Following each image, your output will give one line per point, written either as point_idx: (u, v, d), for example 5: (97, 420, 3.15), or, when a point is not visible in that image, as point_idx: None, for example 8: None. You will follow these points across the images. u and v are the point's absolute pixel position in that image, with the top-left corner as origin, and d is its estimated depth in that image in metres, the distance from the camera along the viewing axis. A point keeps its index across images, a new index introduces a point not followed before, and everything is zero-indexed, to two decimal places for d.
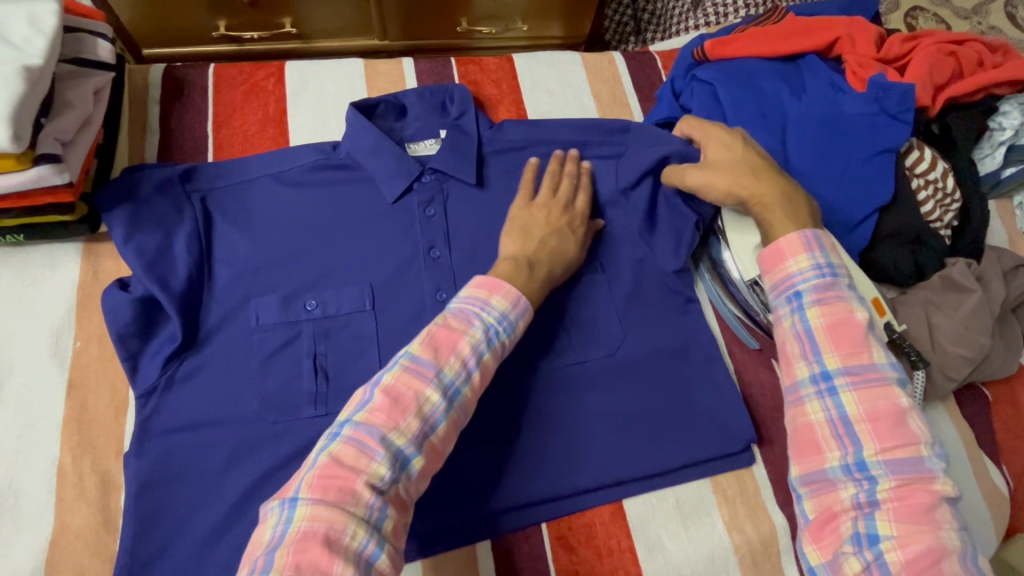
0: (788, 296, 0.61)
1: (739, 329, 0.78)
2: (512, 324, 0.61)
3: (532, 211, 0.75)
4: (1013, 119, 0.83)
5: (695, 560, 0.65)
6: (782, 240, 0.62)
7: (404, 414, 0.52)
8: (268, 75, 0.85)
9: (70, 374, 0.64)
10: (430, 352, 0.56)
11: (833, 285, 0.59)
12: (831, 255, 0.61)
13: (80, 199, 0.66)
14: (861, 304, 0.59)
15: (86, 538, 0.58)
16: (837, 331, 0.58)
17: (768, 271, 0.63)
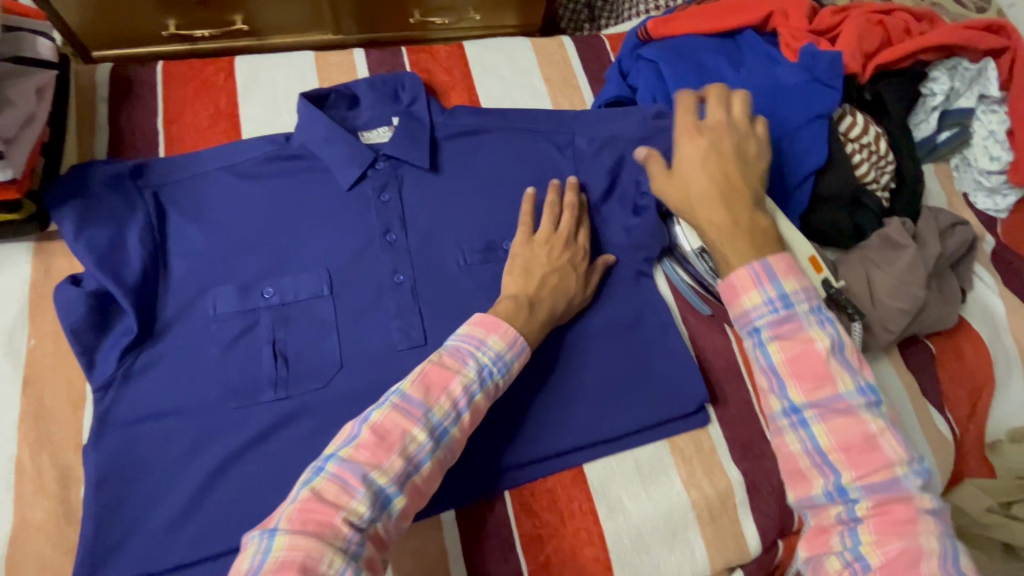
0: (747, 332, 0.57)
1: (693, 297, 0.80)
2: (507, 365, 0.60)
3: (533, 245, 0.73)
4: (943, 85, 0.89)
5: (655, 517, 0.67)
6: (733, 275, 0.58)
7: (389, 452, 0.51)
8: (217, 70, 0.85)
9: (25, 371, 0.64)
10: (421, 391, 0.55)
11: (789, 318, 0.55)
12: (784, 285, 0.56)
13: (27, 197, 0.66)
14: (823, 331, 0.54)
15: (48, 530, 0.58)
16: (797, 367, 0.54)
17: (727, 305, 0.59)
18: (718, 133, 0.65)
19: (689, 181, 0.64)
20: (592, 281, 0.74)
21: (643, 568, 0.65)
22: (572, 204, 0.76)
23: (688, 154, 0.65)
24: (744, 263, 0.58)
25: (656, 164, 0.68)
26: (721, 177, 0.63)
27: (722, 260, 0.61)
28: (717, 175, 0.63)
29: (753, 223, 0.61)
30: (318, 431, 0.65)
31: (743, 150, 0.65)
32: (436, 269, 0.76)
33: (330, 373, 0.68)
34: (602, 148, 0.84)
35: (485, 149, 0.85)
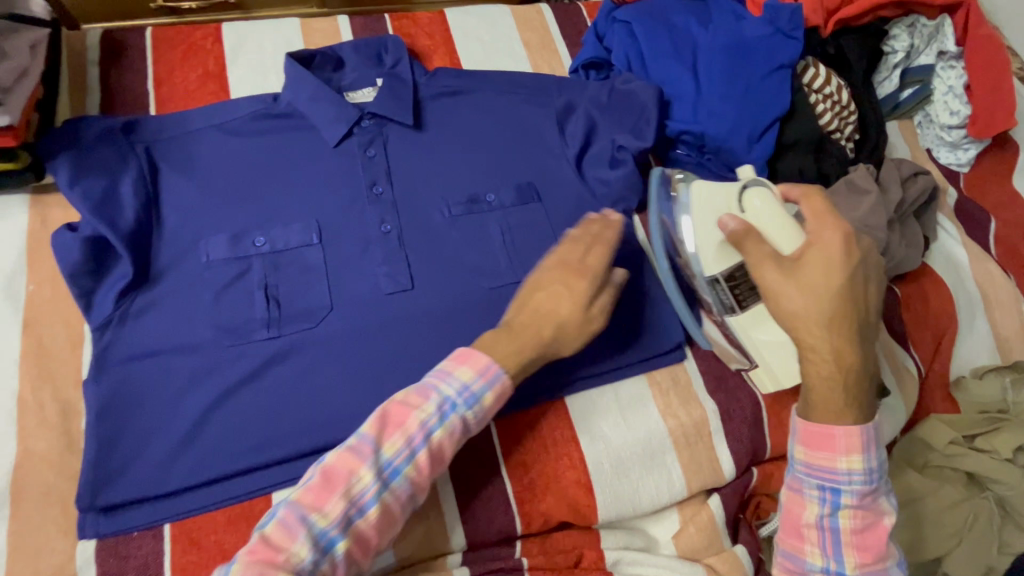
0: (826, 487, 0.58)
1: (685, 314, 0.76)
2: (475, 397, 0.58)
3: (540, 274, 0.67)
4: (903, 42, 0.93)
5: (633, 443, 0.71)
6: (840, 427, 0.57)
7: (331, 495, 0.53)
8: (205, 35, 0.88)
9: (25, 315, 0.66)
10: (375, 430, 0.56)
11: (873, 492, 0.57)
12: (881, 458, 0.57)
13: (22, 147, 0.68)
14: (892, 509, 0.59)
15: (51, 460, 0.61)
16: (863, 537, 0.58)
17: (813, 451, 0.58)
18: (864, 246, 0.58)
19: (821, 293, 0.56)
20: (594, 306, 0.66)
21: (623, 489, 0.69)
22: (594, 230, 0.70)
23: (831, 263, 0.57)
24: (854, 420, 0.57)
25: (762, 246, 0.60)
26: (857, 303, 0.57)
27: (824, 392, 0.57)
28: (853, 298, 0.56)
29: (870, 364, 0.58)
30: (311, 368, 0.68)
31: (874, 271, 0.59)
32: (422, 220, 0.79)
33: (321, 314, 0.71)
34: (580, 108, 0.88)
35: (466, 108, 0.88)
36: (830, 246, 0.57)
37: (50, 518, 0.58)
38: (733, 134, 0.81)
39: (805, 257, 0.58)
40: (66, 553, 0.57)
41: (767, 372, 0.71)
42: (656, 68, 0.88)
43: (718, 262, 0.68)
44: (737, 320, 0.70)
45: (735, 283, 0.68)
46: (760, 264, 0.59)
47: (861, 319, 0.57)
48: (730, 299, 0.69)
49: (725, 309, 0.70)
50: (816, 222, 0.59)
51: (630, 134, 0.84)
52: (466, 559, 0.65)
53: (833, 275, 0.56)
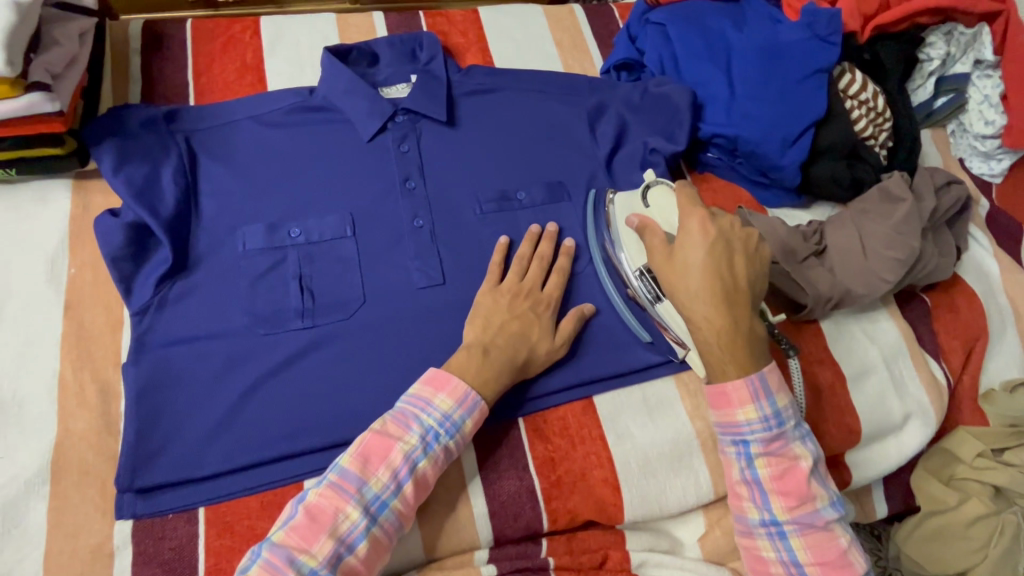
0: (736, 441, 0.62)
1: (629, 318, 0.74)
2: (456, 424, 0.61)
3: (497, 297, 0.70)
4: (939, 49, 0.93)
5: (660, 444, 0.70)
6: (730, 384, 0.61)
7: (318, 535, 0.53)
8: (244, 28, 0.89)
9: (67, 297, 0.68)
10: (359, 465, 0.56)
11: (779, 436, 0.61)
12: (777, 402, 0.61)
13: (69, 133, 0.70)
14: (807, 450, 0.62)
15: (90, 440, 0.62)
16: (783, 483, 0.61)
17: (717, 411, 0.63)
18: (728, 225, 0.65)
19: (690, 269, 0.62)
20: (559, 334, 0.70)
21: (650, 491, 0.69)
22: (547, 254, 0.75)
23: (693, 240, 0.63)
24: (743, 375, 0.61)
25: (654, 236, 0.66)
26: (721, 272, 0.62)
27: (713, 359, 0.62)
28: (718, 268, 0.62)
29: (751, 330, 0.62)
30: (342, 358, 0.68)
31: (744, 242, 0.64)
32: (453, 215, 0.79)
33: (354, 306, 0.71)
34: (612, 109, 0.88)
35: (499, 106, 0.88)
36: (692, 226, 0.64)
37: (88, 498, 0.59)
38: (766, 137, 0.81)
39: (680, 242, 0.64)
40: (103, 532, 0.58)
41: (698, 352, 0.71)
42: (689, 70, 0.88)
43: (639, 254, 0.74)
44: (666, 306, 0.71)
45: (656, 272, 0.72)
46: (651, 249, 0.66)
47: (735, 290, 0.62)
48: (653, 289, 0.72)
49: (653, 300, 0.72)
50: (684, 206, 0.66)
51: (662, 137, 0.85)
52: (492, 556, 0.65)
53: (697, 252, 0.63)
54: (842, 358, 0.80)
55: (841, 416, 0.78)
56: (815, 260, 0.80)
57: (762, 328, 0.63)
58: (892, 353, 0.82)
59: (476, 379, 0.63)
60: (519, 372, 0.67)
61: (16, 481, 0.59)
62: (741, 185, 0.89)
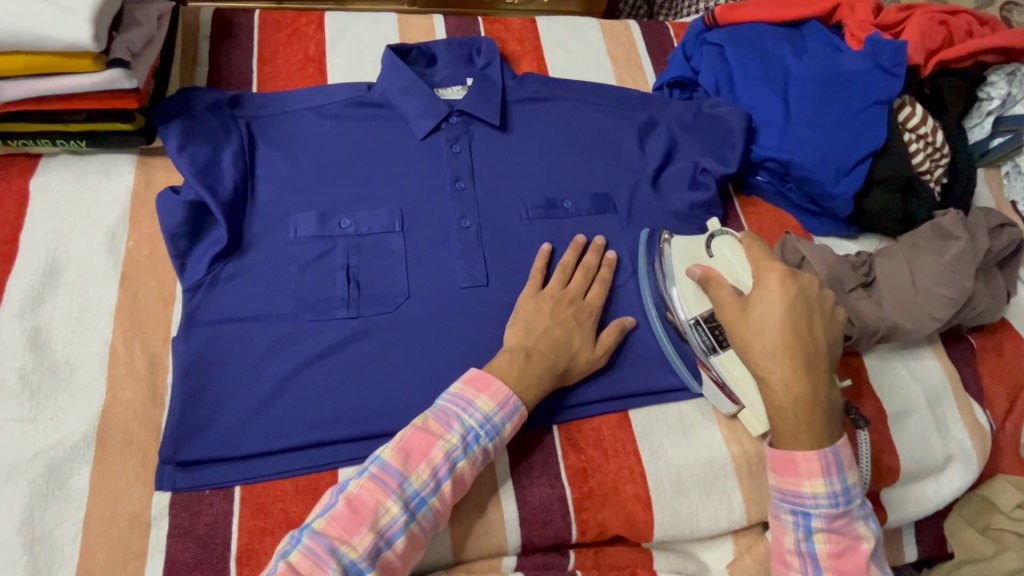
0: (796, 510, 0.59)
1: (679, 364, 0.72)
2: (496, 427, 0.60)
3: (540, 304, 0.70)
4: (1000, 90, 0.89)
5: (695, 465, 0.69)
6: (799, 453, 0.58)
7: (360, 527, 0.53)
8: (309, 22, 0.92)
9: (123, 268, 0.69)
10: (401, 460, 0.56)
11: (844, 514, 0.58)
12: (848, 480, 0.58)
13: (140, 110, 0.72)
14: (870, 532, 0.58)
15: (136, 409, 0.63)
16: (841, 562, 0.58)
17: (778, 477, 0.60)
18: (809, 283, 0.61)
19: (766, 328, 0.59)
20: (601, 345, 0.70)
21: (681, 511, 0.67)
22: (592, 264, 0.75)
23: (771, 299, 0.60)
24: (815, 446, 0.58)
25: (722, 289, 0.65)
26: (802, 335, 0.59)
27: (784, 429, 0.59)
28: (799, 331, 0.59)
29: (828, 399, 0.59)
30: (383, 351, 0.68)
31: (825, 305, 0.61)
32: (500, 219, 0.78)
33: (398, 300, 0.71)
34: (664, 125, 0.88)
35: (552, 113, 0.88)
36: (770, 284, 0.61)
37: (130, 467, 0.60)
38: (822, 165, 0.80)
39: (755, 299, 0.61)
40: (142, 502, 0.59)
41: (753, 412, 0.68)
42: (745, 92, 0.87)
43: (696, 303, 0.71)
44: (720, 360, 0.69)
45: (714, 322, 0.69)
46: (722, 302, 0.64)
47: (813, 355, 0.58)
48: (710, 340, 0.69)
49: (708, 350, 0.69)
50: (761, 263, 0.63)
51: (713, 158, 0.84)
52: (520, 563, 0.64)
53: (775, 312, 0.60)
54: (883, 394, 0.79)
55: (881, 452, 0.76)
56: (863, 291, 0.78)
57: (837, 394, 0.60)
58: (936, 393, 0.80)
59: (517, 383, 0.63)
60: (560, 380, 0.66)
61: (63, 444, 0.60)
62: (788, 210, 0.89)
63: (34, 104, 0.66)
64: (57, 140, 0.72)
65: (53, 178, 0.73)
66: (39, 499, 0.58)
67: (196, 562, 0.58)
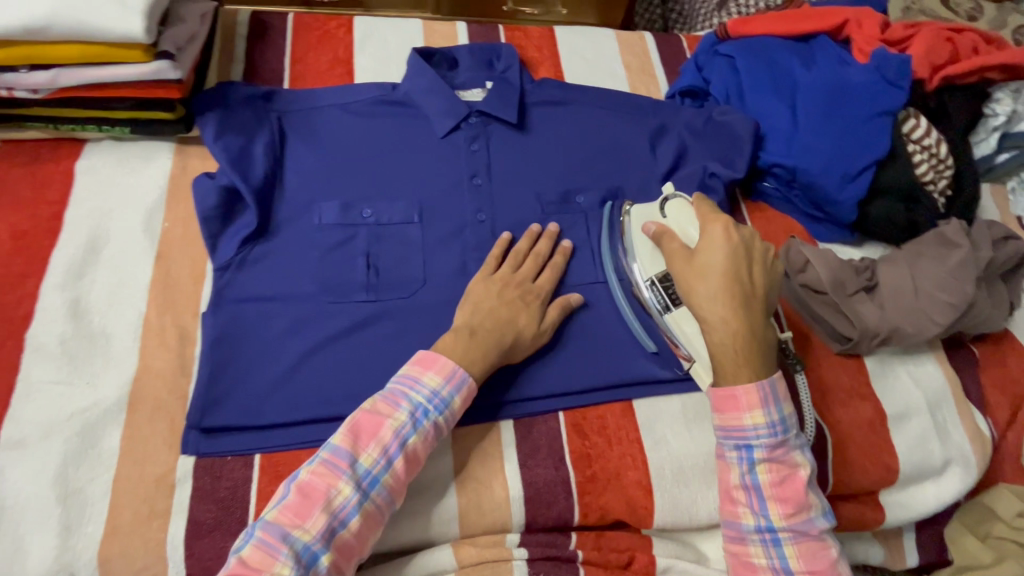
0: (739, 444, 0.62)
1: (637, 328, 0.75)
2: (445, 401, 0.62)
3: (489, 285, 0.72)
4: (1005, 106, 0.90)
5: (696, 455, 0.71)
6: (740, 388, 0.62)
7: (311, 511, 0.54)
8: (339, 25, 0.97)
9: (158, 247, 0.74)
10: (350, 441, 0.58)
11: (783, 442, 0.62)
12: (783, 410, 0.62)
13: (180, 101, 0.77)
14: (805, 459, 0.62)
15: (165, 377, 0.67)
16: (783, 490, 0.61)
17: (721, 415, 0.63)
18: (748, 233, 0.68)
19: (710, 271, 0.65)
20: (546, 319, 0.72)
21: (681, 499, 0.69)
22: (544, 250, 0.77)
23: (713, 246, 0.66)
24: (753, 379, 0.62)
25: (674, 241, 0.70)
26: (739, 278, 0.65)
27: (726, 366, 0.63)
28: (737, 272, 0.65)
29: (763, 336, 0.64)
30: (399, 334, 0.72)
31: (766, 255, 0.67)
32: (513, 214, 0.82)
33: (415, 286, 0.74)
34: (674, 131, 0.91)
35: (567, 116, 0.91)
36: (713, 234, 0.67)
37: (158, 431, 0.64)
38: (826, 171, 0.83)
39: (700, 249, 0.67)
40: (168, 464, 0.63)
41: (702, 364, 0.70)
42: (755, 102, 0.91)
43: (651, 265, 0.74)
44: (673, 317, 0.72)
45: (668, 281, 0.73)
46: (672, 254, 0.69)
47: (750, 297, 0.64)
48: (664, 298, 0.73)
49: (662, 309, 0.73)
50: (705, 215, 0.70)
51: (722, 163, 0.87)
52: (523, 541, 0.67)
53: (719, 259, 0.65)
54: (883, 395, 0.80)
55: (880, 452, 0.78)
56: (864, 295, 0.81)
57: (773, 332, 0.65)
58: (937, 398, 0.81)
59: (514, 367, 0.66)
60: (506, 355, 0.68)
61: (97, 406, 0.64)
62: (794, 217, 0.91)
63: (85, 91, 0.72)
64: (103, 126, 0.77)
65: (96, 160, 0.78)
66: (73, 456, 0.61)
67: (216, 523, 0.61)
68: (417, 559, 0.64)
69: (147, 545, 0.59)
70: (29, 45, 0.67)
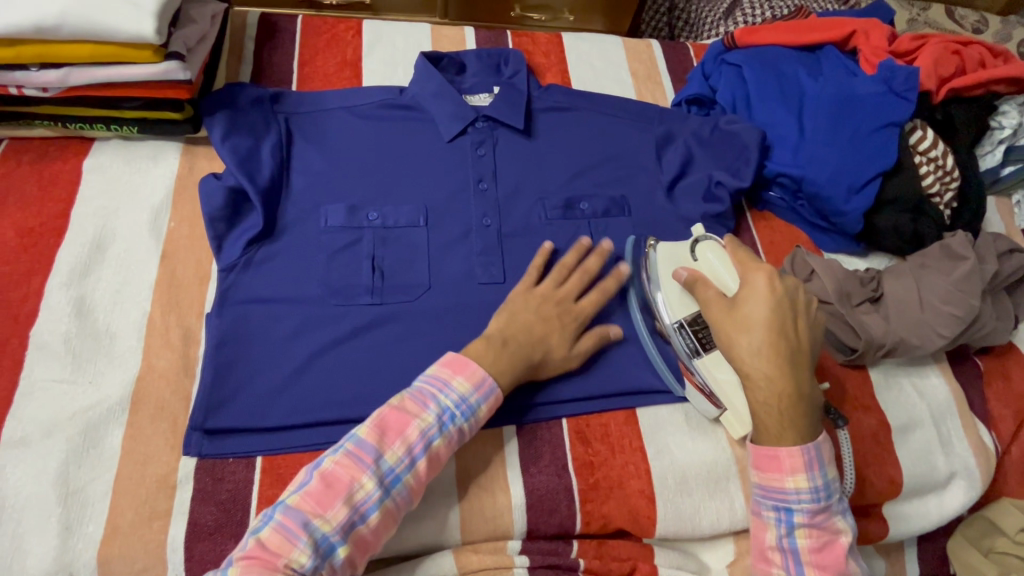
0: (780, 506, 0.61)
1: (662, 368, 0.74)
2: (471, 408, 0.62)
3: (527, 298, 0.72)
4: (1012, 118, 0.90)
5: (699, 465, 0.71)
6: (784, 450, 0.60)
7: (334, 502, 0.54)
8: (347, 28, 0.97)
9: (163, 247, 0.74)
10: (376, 436, 0.57)
11: (825, 508, 0.61)
12: (828, 477, 0.61)
13: (189, 101, 0.77)
14: (847, 526, 0.61)
15: (168, 378, 0.66)
16: (821, 556, 0.61)
17: (762, 474, 0.62)
18: (793, 283, 0.64)
19: (753, 326, 0.62)
20: (577, 346, 0.71)
21: (684, 509, 0.69)
22: (593, 267, 0.76)
23: (757, 298, 0.63)
24: (799, 443, 0.61)
25: (709, 288, 0.67)
26: (785, 331, 0.61)
27: (766, 428, 0.62)
28: (782, 327, 0.61)
29: (809, 397, 0.61)
30: (404, 337, 0.71)
31: (810, 307, 0.64)
32: (520, 219, 0.82)
33: (420, 290, 0.74)
34: (680, 139, 0.91)
35: (573, 122, 0.91)
36: (756, 285, 0.63)
37: (160, 432, 0.64)
38: (833, 183, 0.83)
39: (742, 299, 0.64)
40: (170, 465, 0.62)
41: (735, 415, 0.69)
42: (762, 111, 0.91)
43: (680, 306, 0.71)
44: (703, 364, 0.70)
45: (698, 325, 0.70)
46: (708, 302, 0.66)
47: (795, 355, 0.61)
48: (694, 342, 0.70)
49: (691, 353, 0.70)
50: (745, 262, 0.66)
51: (728, 172, 0.87)
52: (525, 548, 0.67)
53: (763, 312, 0.62)
54: (888, 408, 0.80)
55: (885, 465, 0.77)
56: (870, 306, 0.81)
57: (819, 391, 0.62)
58: (941, 411, 0.81)
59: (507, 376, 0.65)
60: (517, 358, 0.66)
61: (99, 405, 0.64)
62: (799, 226, 0.91)
63: (95, 90, 0.72)
64: (111, 125, 0.77)
65: (104, 159, 0.78)
66: (74, 455, 0.61)
67: (216, 525, 0.60)
68: (417, 564, 0.64)
69: (147, 546, 0.59)
70: (39, 43, 0.67)
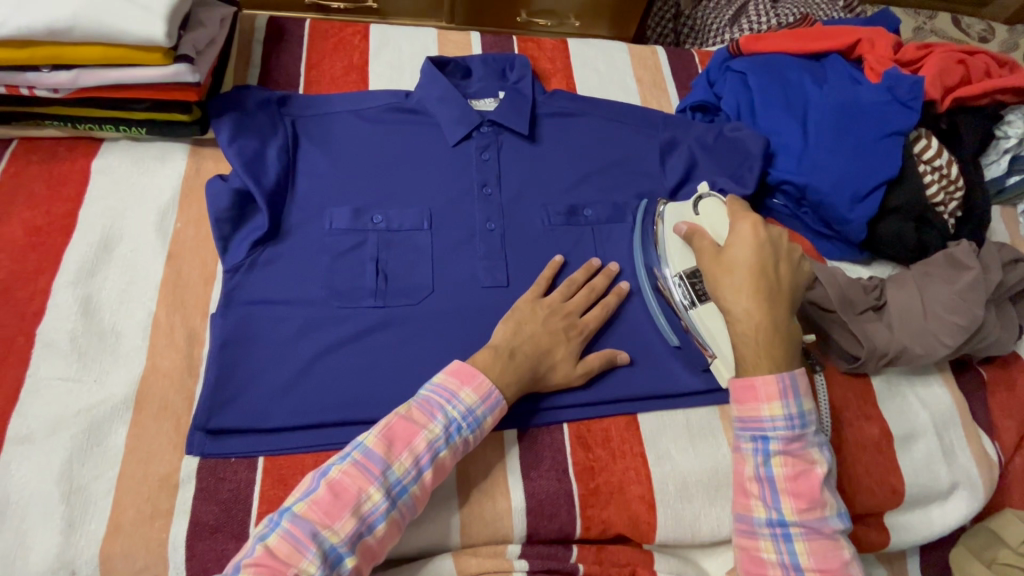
0: (756, 436, 0.63)
1: (663, 323, 0.77)
2: (477, 420, 0.62)
3: (536, 308, 0.73)
4: (1017, 128, 0.90)
5: (699, 471, 0.71)
6: (760, 378, 0.63)
7: (341, 513, 0.54)
8: (355, 32, 0.98)
9: (169, 247, 0.74)
10: (383, 447, 0.58)
11: (800, 437, 0.62)
12: (803, 406, 0.63)
13: (197, 103, 0.78)
14: (823, 456, 0.62)
15: (173, 377, 0.67)
16: (797, 484, 0.61)
17: (740, 406, 0.65)
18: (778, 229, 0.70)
19: (736, 265, 0.68)
20: (582, 363, 0.71)
21: (684, 515, 0.69)
22: (599, 286, 0.77)
23: (742, 241, 0.69)
24: (774, 371, 0.64)
25: (705, 239, 0.72)
26: (767, 271, 0.67)
27: (745, 356, 0.65)
28: (763, 268, 0.67)
29: (785, 331, 0.65)
30: (406, 339, 0.72)
31: (792, 252, 0.70)
32: (523, 224, 0.82)
33: (423, 293, 0.75)
34: (684, 145, 0.91)
35: (578, 128, 0.92)
36: (742, 231, 0.70)
37: (163, 431, 0.64)
38: (836, 190, 0.83)
39: (729, 244, 0.70)
40: (172, 464, 0.63)
41: (725, 361, 0.73)
42: (766, 119, 0.91)
43: (681, 260, 0.77)
44: (698, 313, 0.74)
45: (697, 279, 0.75)
46: (701, 249, 0.72)
47: (773, 292, 0.66)
48: (691, 294, 0.75)
49: (687, 304, 0.75)
50: (736, 213, 0.73)
51: (731, 179, 0.87)
52: (524, 552, 0.67)
53: (747, 254, 0.68)
54: (890, 416, 0.80)
55: (886, 473, 0.77)
56: (873, 314, 0.80)
57: (796, 327, 0.67)
58: (943, 420, 0.81)
59: (506, 380, 0.65)
60: (515, 363, 0.67)
61: (104, 404, 0.64)
62: (802, 233, 0.91)
63: (104, 91, 0.73)
64: (120, 126, 0.78)
65: (112, 160, 0.79)
66: (78, 453, 0.62)
67: (218, 525, 0.61)
68: (416, 566, 0.64)
69: (149, 545, 0.59)
70: (52, 45, 0.68)
